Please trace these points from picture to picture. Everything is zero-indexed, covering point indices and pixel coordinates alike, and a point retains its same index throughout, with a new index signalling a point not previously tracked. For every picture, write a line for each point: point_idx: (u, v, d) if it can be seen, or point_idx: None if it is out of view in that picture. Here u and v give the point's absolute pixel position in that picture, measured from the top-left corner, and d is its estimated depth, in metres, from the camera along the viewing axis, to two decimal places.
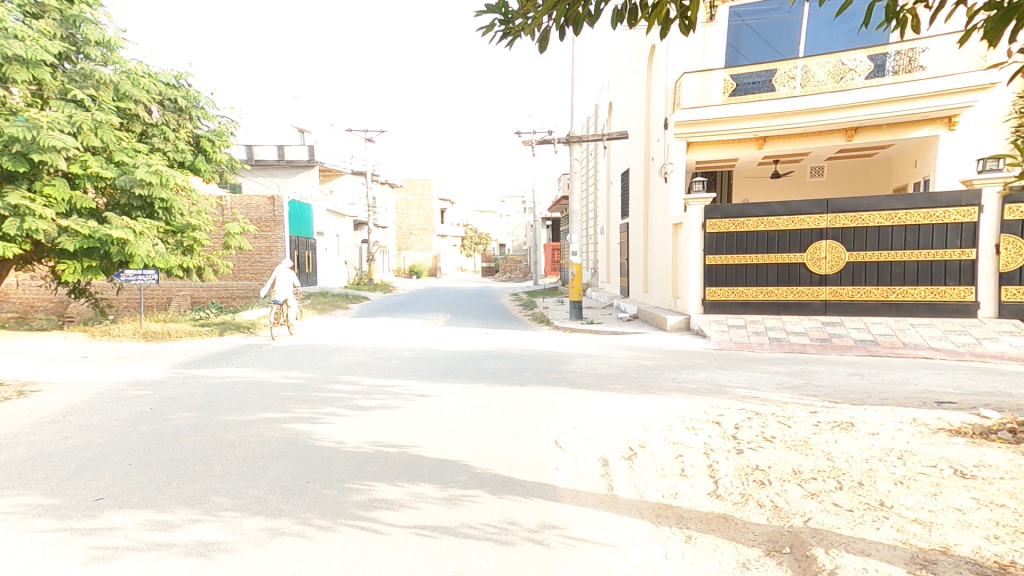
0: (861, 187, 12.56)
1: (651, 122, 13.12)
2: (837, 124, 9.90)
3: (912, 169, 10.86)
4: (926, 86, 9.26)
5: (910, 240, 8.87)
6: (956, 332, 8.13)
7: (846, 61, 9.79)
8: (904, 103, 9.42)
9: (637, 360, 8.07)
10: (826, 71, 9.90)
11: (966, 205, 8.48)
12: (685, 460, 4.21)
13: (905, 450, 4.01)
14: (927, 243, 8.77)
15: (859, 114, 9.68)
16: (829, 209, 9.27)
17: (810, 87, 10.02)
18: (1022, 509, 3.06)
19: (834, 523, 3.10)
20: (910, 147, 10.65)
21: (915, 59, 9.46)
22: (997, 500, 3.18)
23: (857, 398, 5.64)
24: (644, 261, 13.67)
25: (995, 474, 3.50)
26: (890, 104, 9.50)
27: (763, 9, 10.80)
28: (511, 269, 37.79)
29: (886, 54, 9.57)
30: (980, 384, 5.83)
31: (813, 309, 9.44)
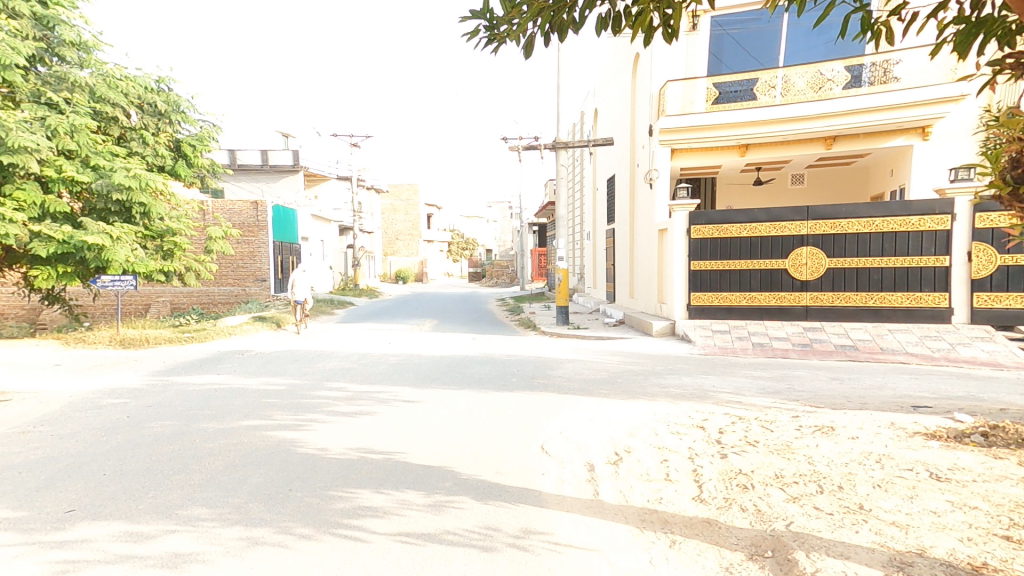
0: (841, 194, 12.77)
1: (635, 129, 13.24)
2: (816, 132, 10.07)
3: (888, 177, 11.08)
4: (902, 96, 9.47)
5: (888, 247, 9.03)
6: (933, 337, 8.29)
7: (824, 71, 9.98)
8: (880, 113, 9.61)
9: (623, 365, 8.10)
10: (805, 81, 10.07)
11: (940, 213, 8.68)
12: (670, 465, 4.23)
13: (883, 454, 4.08)
14: (904, 250, 8.94)
15: (837, 123, 9.86)
16: (809, 216, 9.42)
17: (790, 96, 10.17)
18: (995, 511, 3.12)
19: (815, 526, 3.14)
20: (887, 156, 10.87)
21: (889, 70, 9.66)
22: (971, 503, 3.24)
23: (837, 403, 5.72)
24: (629, 266, 13.75)
25: (968, 477, 3.57)
26: (868, 114, 9.68)
27: (745, 19, 10.99)
28: (498, 274, 37.80)
29: (862, 65, 9.78)
30: (956, 388, 5.95)
31: (795, 315, 9.57)
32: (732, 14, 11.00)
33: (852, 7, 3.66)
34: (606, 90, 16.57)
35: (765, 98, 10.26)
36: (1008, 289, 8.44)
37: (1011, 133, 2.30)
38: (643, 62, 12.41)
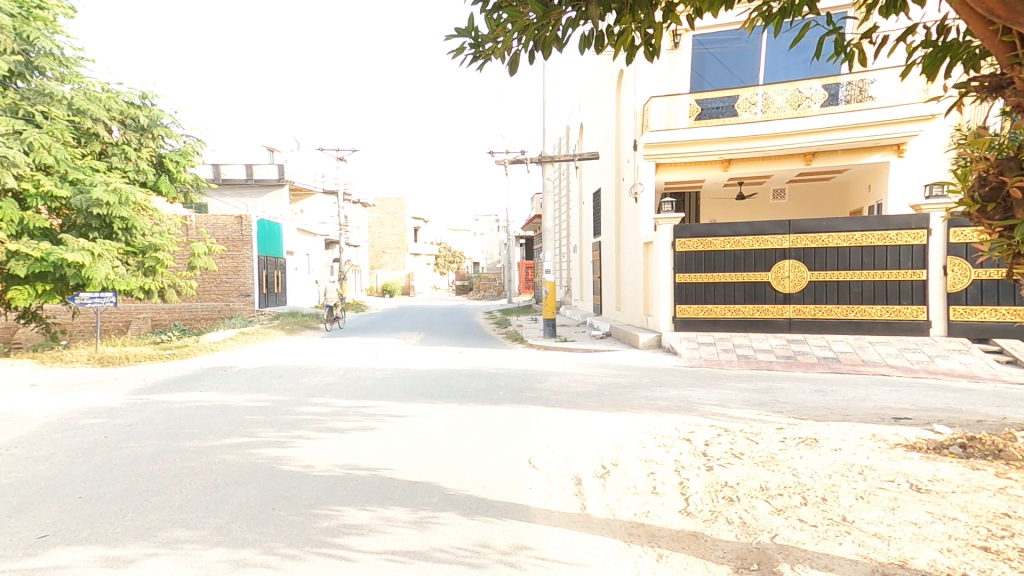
0: (821, 210, 13.01)
1: (621, 144, 13.40)
2: (796, 148, 10.29)
3: (866, 192, 11.32)
4: (876, 114, 9.73)
5: (867, 261, 9.21)
6: (910, 349, 8.44)
7: (803, 89, 10.20)
8: (856, 129, 9.85)
9: (611, 377, 8.13)
10: (784, 98, 10.30)
11: (916, 228, 8.89)
12: (657, 478, 4.25)
13: (865, 465, 4.13)
14: (883, 263, 9.12)
15: (816, 139, 10.09)
16: (790, 230, 9.59)
17: (770, 113, 10.40)
18: (973, 522, 3.17)
19: (799, 538, 3.16)
20: (864, 172, 11.13)
21: (865, 89, 9.94)
22: (950, 514, 3.29)
23: (821, 415, 5.79)
24: (616, 279, 13.85)
25: (947, 488, 3.63)
26: (845, 130, 9.92)
27: (725, 38, 11.25)
28: (485, 287, 37.89)
29: (839, 83, 10.03)
30: (934, 400, 6.05)
31: (778, 327, 9.70)
32: (713, 33, 11.25)
33: (826, 29, 3.75)
34: (591, 105, 16.78)
35: (746, 115, 10.47)
36: (983, 302, 8.63)
37: (977, 152, 2.39)
38: (626, 79, 12.64)
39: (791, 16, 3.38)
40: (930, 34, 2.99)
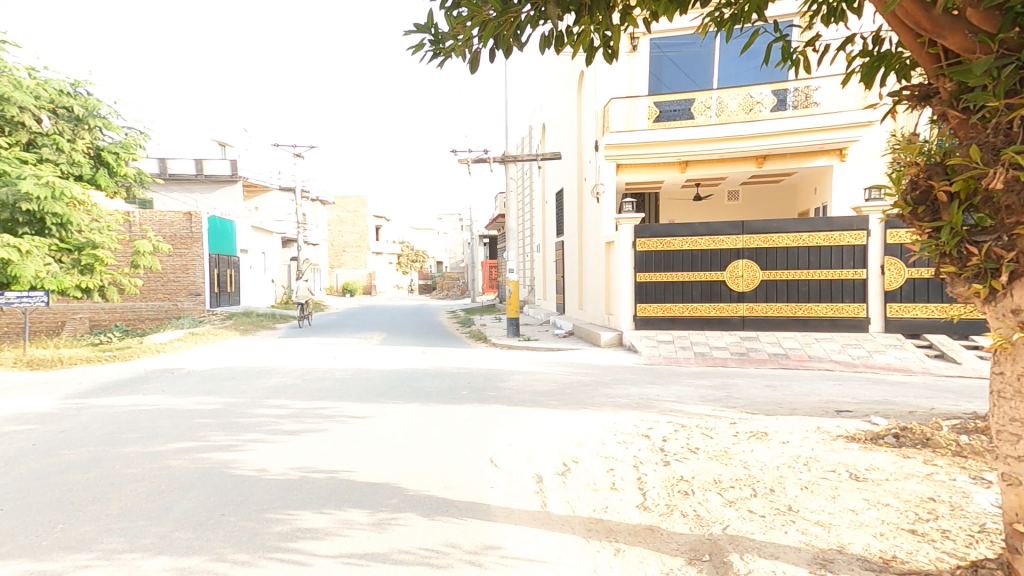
0: (773, 211, 13.45)
1: (582, 145, 13.53)
2: (749, 151, 10.61)
3: (812, 195, 11.79)
4: (822, 120, 10.14)
5: (813, 260, 9.59)
6: (852, 345, 8.84)
7: (754, 93, 10.54)
8: (804, 134, 10.24)
9: (572, 376, 8.21)
10: (737, 102, 10.60)
11: (857, 229, 9.32)
12: (616, 474, 4.32)
13: (810, 457, 4.30)
14: (828, 263, 9.52)
15: (767, 142, 10.44)
16: (744, 230, 9.90)
17: (724, 116, 10.68)
18: (904, 507, 3.35)
19: (748, 529, 3.27)
20: (811, 175, 11.58)
21: (810, 95, 10.28)
22: (884, 500, 3.47)
23: (771, 409, 5.99)
24: (578, 278, 13.98)
25: (882, 476, 3.82)
26: (794, 135, 10.29)
27: (680, 42, 11.54)
28: (449, 286, 37.69)
29: (786, 89, 10.38)
30: (873, 393, 6.36)
31: (732, 325, 10.00)
32: (670, 37, 11.51)
33: (773, 37, 3.88)
34: (553, 106, 16.91)
35: (703, 118, 10.73)
36: (915, 299, 9.15)
37: (908, 157, 2.48)
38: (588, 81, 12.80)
39: (741, 23, 3.49)
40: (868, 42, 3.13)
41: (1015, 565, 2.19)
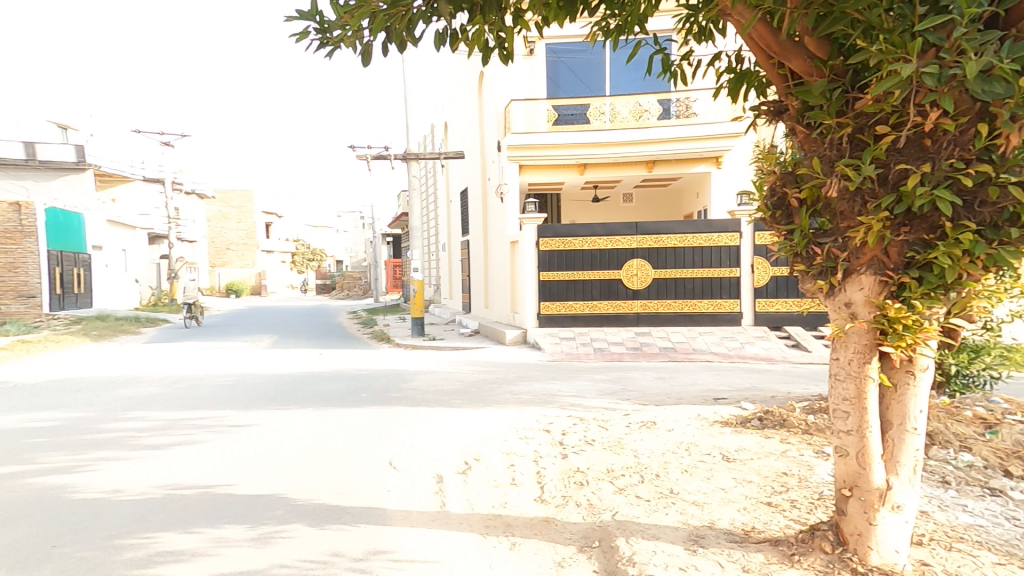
0: (662, 214, 14.28)
1: (485, 145, 13.61)
2: (640, 156, 11.23)
3: (694, 199, 12.74)
4: (701, 129, 10.96)
5: (696, 260, 10.33)
6: (729, 338, 9.65)
7: (642, 102, 11.16)
8: (687, 142, 11.01)
9: (475, 374, 8.21)
10: (628, 110, 11.18)
11: (732, 231, 10.20)
12: (517, 469, 4.37)
13: (691, 442, 4.62)
14: (710, 262, 10.30)
15: (656, 148, 11.09)
16: (638, 231, 10.45)
17: (617, 122, 11.22)
18: (765, 483, 3.69)
19: (635, 513, 3.44)
20: (693, 181, 12.49)
21: (690, 106, 11.14)
22: (749, 477, 3.80)
23: (659, 399, 6.37)
24: (483, 277, 14.04)
25: (748, 456, 4.18)
26: (678, 142, 11.02)
27: (575, 49, 11.91)
28: (350, 286, 36.37)
29: (670, 99, 11.15)
30: (745, 381, 6.98)
31: (628, 321, 10.52)
32: (565, 43, 11.84)
33: (653, 49, 4.10)
34: (455, 105, 16.83)
35: (599, 123, 11.20)
36: (777, 295, 10.16)
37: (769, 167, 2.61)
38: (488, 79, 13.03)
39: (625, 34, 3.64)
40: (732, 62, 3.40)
41: (841, 526, 2.38)
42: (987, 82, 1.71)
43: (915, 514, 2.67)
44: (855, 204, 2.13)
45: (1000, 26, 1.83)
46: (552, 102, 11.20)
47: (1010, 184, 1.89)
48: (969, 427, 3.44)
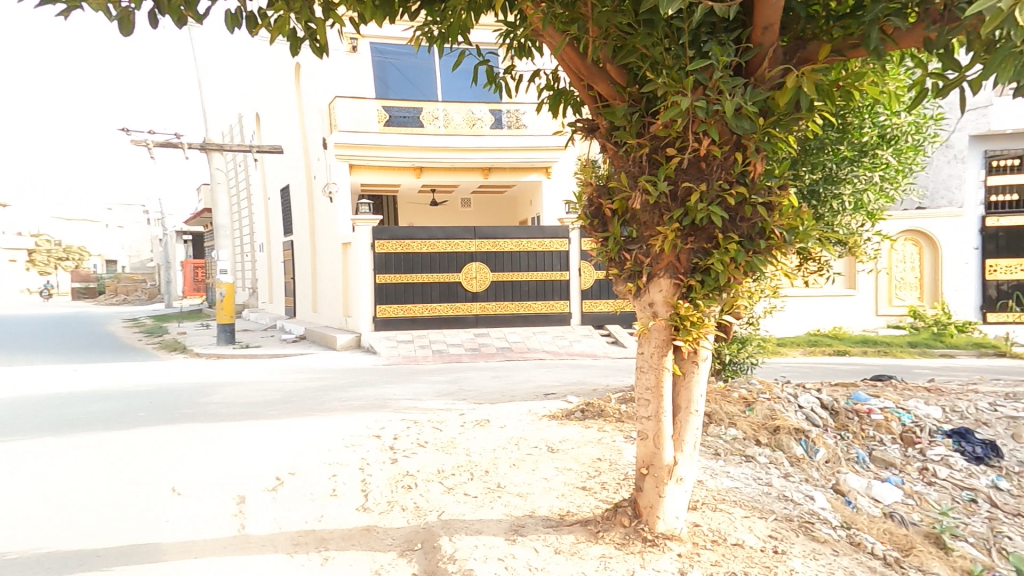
0: (499, 219, 14.70)
1: (307, 141, 12.89)
2: (475, 163, 11.54)
3: (528, 207, 13.40)
4: (530, 141, 11.61)
5: (531, 264, 10.89)
6: (560, 337, 10.35)
7: (475, 110, 11.48)
8: (517, 152, 11.60)
9: (303, 382, 7.68)
10: (462, 117, 11.40)
11: (563, 237, 10.96)
12: (339, 479, 4.14)
13: (521, 437, 4.82)
14: (543, 266, 10.93)
15: (489, 156, 11.50)
16: (476, 235, 10.69)
17: (450, 128, 11.36)
18: (582, 469, 4.00)
19: (460, 511, 3.47)
20: (528, 189, 13.17)
21: (520, 118, 11.71)
22: (569, 465, 4.09)
23: (494, 397, 6.59)
24: (311, 280, 13.22)
25: (570, 445, 4.50)
26: (509, 151, 11.56)
27: (401, 52, 11.95)
28: (128, 289, 30.92)
29: (501, 110, 11.61)
30: (572, 376, 7.54)
31: (467, 323, 10.70)
32: (388, 45, 11.84)
33: (479, 60, 4.19)
34: (268, 94, 15.49)
35: (431, 126, 11.25)
36: (601, 296, 11.16)
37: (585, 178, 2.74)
38: (304, 66, 12.35)
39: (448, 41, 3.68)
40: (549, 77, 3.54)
41: (638, 501, 2.61)
42: (737, 118, 2.01)
43: (694, 483, 3.09)
44: (654, 215, 2.37)
45: (743, 72, 2.12)
46: (381, 102, 11.01)
47: (759, 204, 2.28)
48: (736, 405, 4.03)
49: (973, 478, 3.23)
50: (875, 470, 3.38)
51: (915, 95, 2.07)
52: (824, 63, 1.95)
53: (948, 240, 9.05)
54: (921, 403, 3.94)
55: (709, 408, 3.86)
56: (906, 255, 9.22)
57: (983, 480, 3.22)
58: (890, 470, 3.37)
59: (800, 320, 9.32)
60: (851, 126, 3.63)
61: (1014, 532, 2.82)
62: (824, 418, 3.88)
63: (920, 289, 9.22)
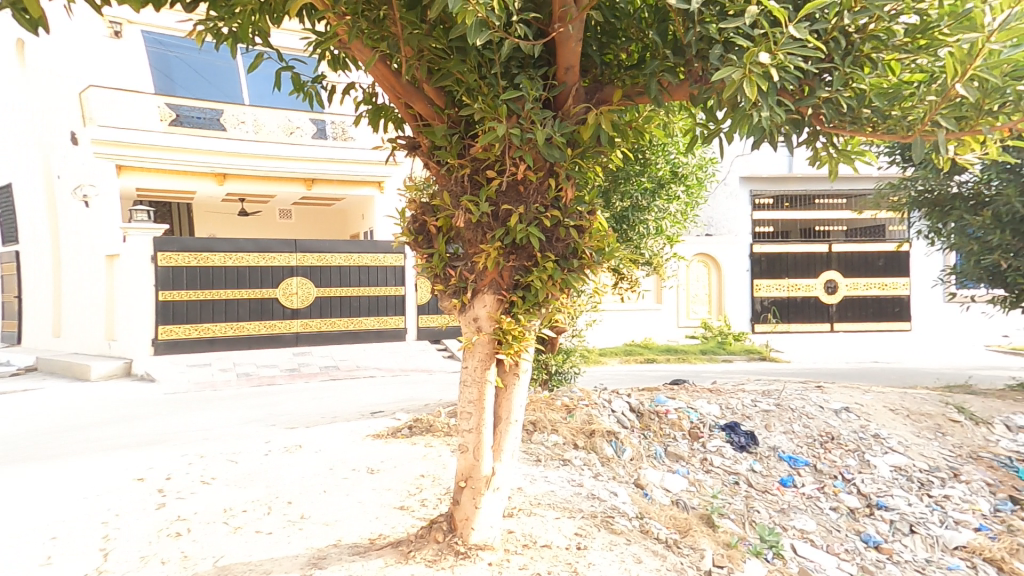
0: (321, 232, 14.01)
1: (48, 134, 10.93)
2: (294, 173, 10.90)
3: (360, 221, 12.89)
4: (354, 153, 11.19)
5: (361, 279, 10.56)
6: (391, 353, 10.10)
7: (292, 119, 10.87)
8: (340, 164, 11.15)
9: (61, 419, 6.31)
10: (276, 124, 10.75)
11: (397, 252, 10.83)
12: (62, 542, 3.10)
13: (339, 459, 4.50)
14: (374, 281, 10.68)
15: (308, 167, 10.94)
16: (297, 248, 10.01)
17: (261, 135, 10.64)
18: (402, 491, 3.73)
19: (245, 553, 2.86)
20: (358, 203, 12.78)
21: (345, 130, 11.31)
22: (387, 487, 3.83)
23: (312, 420, 6.13)
24: (57, 300, 11.12)
25: (391, 465, 4.31)
26: (330, 163, 11.10)
27: (188, 52, 10.95)
28: None
29: (323, 121, 11.14)
30: (399, 393, 7.39)
31: (286, 342, 9.93)
32: (164, 38, 10.82)
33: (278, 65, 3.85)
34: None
35: (233, 131, 10.42)
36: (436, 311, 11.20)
37: (410, 194, 2.71)
38: (56, 39, 10.42)
39: None
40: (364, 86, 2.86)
41: (453, 515, 2.63)
42: (548, 146, 2.15)
43: (514, 490, 3.22)
44: (477, 234, 2.44)
45: (550, 106, 2.28)
46: (165, 101, 9.98)
47: (571, 227, 2.42)
48: (559, 412, 4.37)
49: (737, 464, 3.80)
50: (669, 463, 3.84)
51: (688, 140, 2.40)
52: (616, 105, 2.17)
53: (728, 263, 10.88)
54: (706, 404, 4.53)
55: (535, 417, 4.12)
56: (699, 275, 10.89)
57: (745, 464, 3.81)
58: (680, 463, 3.86)
59: (614, 333, 10.33)
60: (654, 165, 4.19)
61: (763, 506, 3.37)
62: (631, 421, 4.31)
63: (706, 303, 10.89)
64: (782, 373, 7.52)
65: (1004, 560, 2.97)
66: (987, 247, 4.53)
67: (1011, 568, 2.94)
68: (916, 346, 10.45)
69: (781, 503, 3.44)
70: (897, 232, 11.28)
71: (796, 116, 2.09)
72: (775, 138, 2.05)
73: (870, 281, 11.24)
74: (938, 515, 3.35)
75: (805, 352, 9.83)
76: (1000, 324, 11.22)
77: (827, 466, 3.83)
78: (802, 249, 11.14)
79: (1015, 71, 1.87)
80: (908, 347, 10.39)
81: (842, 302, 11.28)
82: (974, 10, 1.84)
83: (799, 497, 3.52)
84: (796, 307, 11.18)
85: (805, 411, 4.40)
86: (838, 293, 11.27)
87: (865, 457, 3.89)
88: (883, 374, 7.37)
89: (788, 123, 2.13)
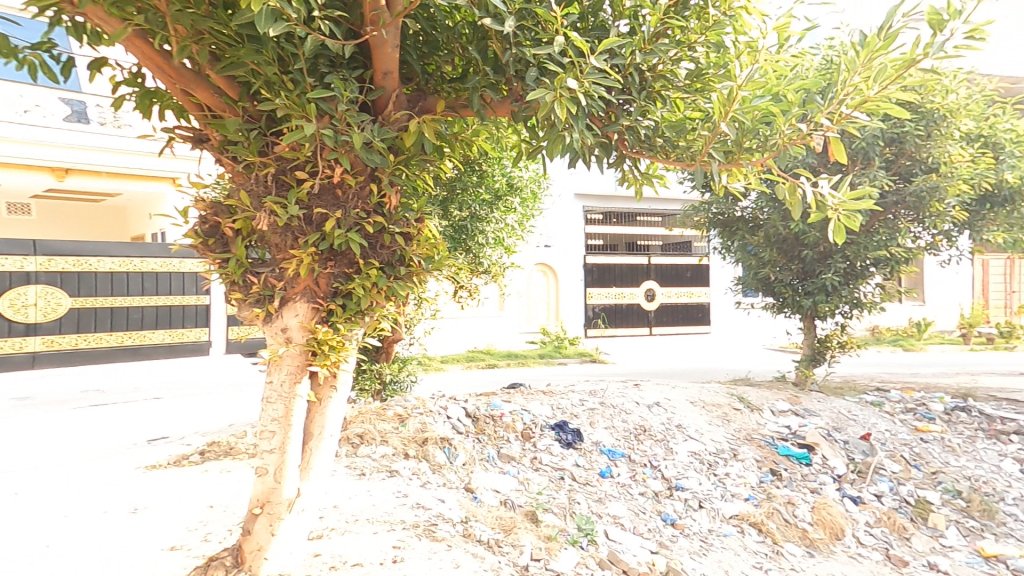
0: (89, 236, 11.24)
1: None
2: (36, 161, 8.52)
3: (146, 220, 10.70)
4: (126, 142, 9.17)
5: (141, 287, 9.11)
6: (189, 367, 8.80)
7: (27, 96, 8.54)
8: (104, 155, 9.04)
9: None
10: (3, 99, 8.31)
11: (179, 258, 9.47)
12: None
13: (76, 503, 3.47)
14: (160, 290, 9.27)
15: (57, 154, 8.63)
16: (38, 251, 8.21)
17: None
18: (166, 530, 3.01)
19: None
20: (140, 200, 10.58)
21: (115, 113, 9.21)
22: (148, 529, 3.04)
23: (56, 450, 4.90)
24: None
25: (159, 501, 3.48)
26: (90, 151, 8.90)
27: None
28: None
29: (81, 100, 8.98)
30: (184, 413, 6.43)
31: (17, 364, 8.05)
32: None
33: None
34: None
35: None
36: None
37: (196, 192, 2.40)
38: None
39: None
40: (127, 69, 2.32)
41: (242, 545, 2.39)
42: (368, 152, 2.09)
43: (329, 509, 3.09)
44: (287, 238, 2.29)
45: (371, 111, 2.24)
46: None
47: (398, 234, 2.35)
48: (390, 422, 4.31)
49: (563, 460, 4.04)
50: (500, 464, 3.96)
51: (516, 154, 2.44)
52: (440, 116, 2.20)
53: (563, 271, 11.61)
54: (539, 406, 4.75)
55: (363, 430, 4.06)
56: (540, 284, 11.49)
57: (570, 460, 4.07)
58: (511, 463, 3.99)
59: (455, 339, 10.48)
60: (489, 176, 4.27)
61: (582, 498, 3.62)
62: (467, 425, 4.38)
63: (546, 309, 11.56)
64: (608, 373, 8.24)
65: (762, 523, 3.57)
66: (761, 261, 5.40)
67: (768, 529, 3.54)
68: (714, 346, 12.20)
69: (597, 493, 3.74)
70: (701, 248, 13.07)
71: (603, 140, 2.22)
72: (585, 158, 2.15)
73: (680, 290, 12.87)
74: (721, 491, 3.92)
75: (628, 355, 10.84)
76: (771, 326, 13.67)
77: (639, 456, 4.23)
78: (627, 261, 12.33)
79: (758, 113, 2.19)
80: (708, 347, 12.06)
81: (659, 308, 12.77)
82: (731, 64, 2.15)
83: (614, 486, 3.85)
84: (622, 313, 12.40)
85: (622, 406, 4.86)
86: (655, 300, 12.73)
87: (669, 445, 4.40)
88: (687, 372, 8.44)
89: (596, 146, 2.26)
